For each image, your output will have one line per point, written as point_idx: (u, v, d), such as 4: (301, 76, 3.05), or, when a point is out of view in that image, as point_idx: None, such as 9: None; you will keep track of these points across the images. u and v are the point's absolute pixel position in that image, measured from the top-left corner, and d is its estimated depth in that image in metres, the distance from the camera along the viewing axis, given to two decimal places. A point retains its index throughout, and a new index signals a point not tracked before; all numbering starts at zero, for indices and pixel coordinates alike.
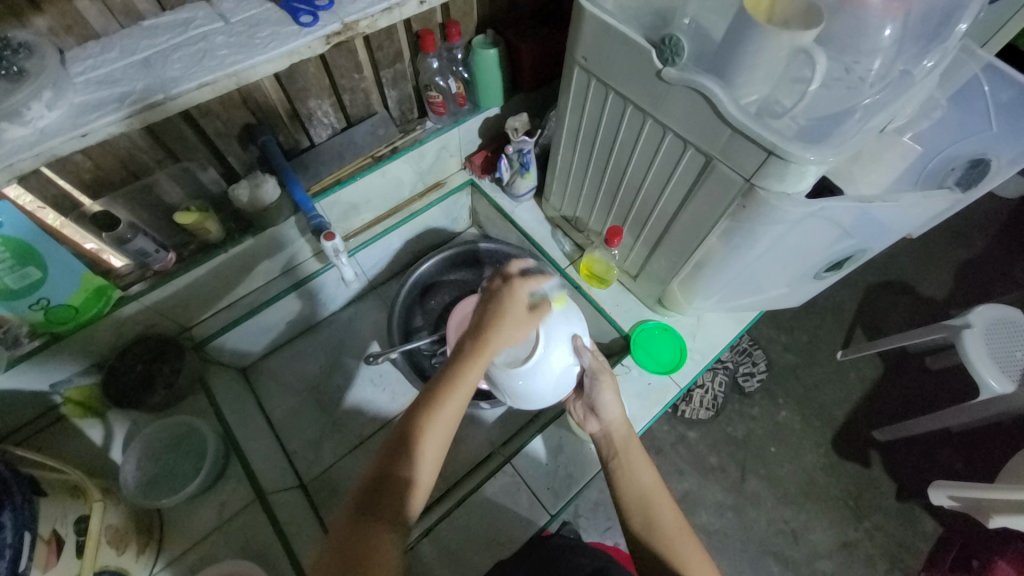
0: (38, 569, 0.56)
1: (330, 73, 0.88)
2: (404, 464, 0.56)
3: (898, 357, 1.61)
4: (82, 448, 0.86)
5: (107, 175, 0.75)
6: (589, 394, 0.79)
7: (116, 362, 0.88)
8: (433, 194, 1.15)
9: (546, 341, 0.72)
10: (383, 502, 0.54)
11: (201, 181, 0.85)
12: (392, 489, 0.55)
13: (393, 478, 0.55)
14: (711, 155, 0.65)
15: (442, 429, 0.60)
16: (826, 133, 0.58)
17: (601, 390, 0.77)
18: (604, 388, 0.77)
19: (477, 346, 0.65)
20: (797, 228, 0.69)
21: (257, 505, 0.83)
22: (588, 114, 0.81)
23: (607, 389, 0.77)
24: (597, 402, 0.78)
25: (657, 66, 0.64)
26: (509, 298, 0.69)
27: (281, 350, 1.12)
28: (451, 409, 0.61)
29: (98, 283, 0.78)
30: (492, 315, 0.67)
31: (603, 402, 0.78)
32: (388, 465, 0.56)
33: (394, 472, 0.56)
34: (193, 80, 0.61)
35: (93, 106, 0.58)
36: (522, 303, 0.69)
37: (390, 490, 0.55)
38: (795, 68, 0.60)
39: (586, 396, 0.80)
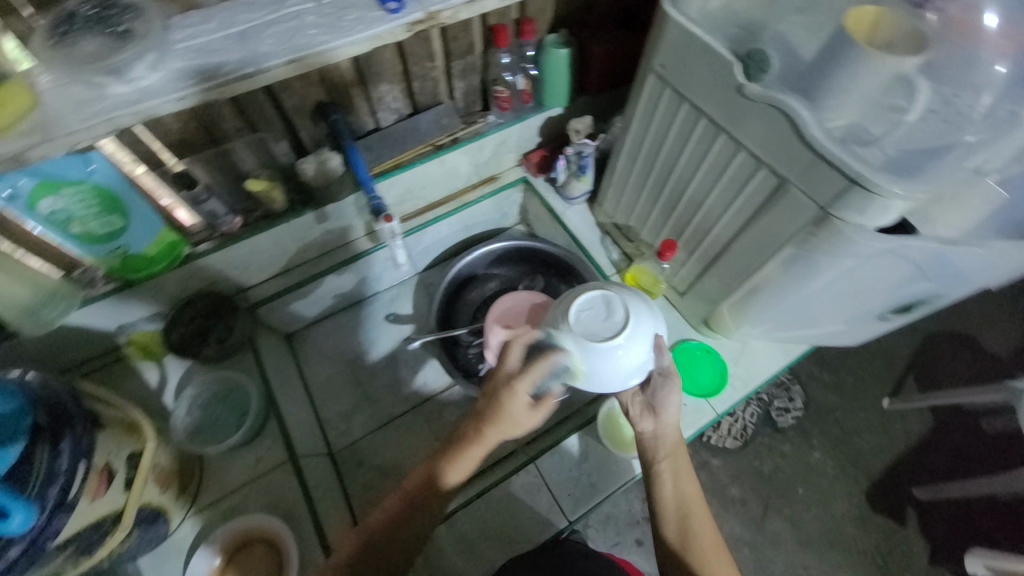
0: (87, 497, 0.62)
1: (404, 59, 0.90)
2: (413, 513, 0.65)
3: (950, 413, 1.50)
4: (137, 388, 0.92)
5: (191, 138, 0.80)
6: (652, 391, 0.73)
7: (178, 313, 0.93)
8: (486, 187, 1.16)
9: (633, 327, 0.67)
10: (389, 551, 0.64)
11: (273, 153, 0.89)
12: (400, 535, 0.64)
13: (400, 527, 0.64)
14: (786, 177, 0.62)
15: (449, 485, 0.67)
16: (918, 166, 0.54)
17: (667, 392, 0.72)
18: (670, 391, 0.71)
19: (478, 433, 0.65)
20: (868, 264, 0.66)
21: (289, 466, 0.86)
22: (657, 123, 0.79)
23: (674, 391, 0.72)
24: (659, 402, 0.73)
25: (740, 79, 0.61)
26: (509, 401, 0.64)
27: (324, 321, 1.16)
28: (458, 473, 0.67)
29: (171, 237, 0.83)
30: (488, 413, 0.65)
31: (666, 403, 0.72)
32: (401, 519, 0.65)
33: (403, 526, 0.65)
34: (282, 56, 0.63)
35: (188, 72, 0.61)
36: (524, 399, 0.65)
37: (398, 536, 0.64)
38: (892, 96, 0.57)
39: (648, 393, 0.74)
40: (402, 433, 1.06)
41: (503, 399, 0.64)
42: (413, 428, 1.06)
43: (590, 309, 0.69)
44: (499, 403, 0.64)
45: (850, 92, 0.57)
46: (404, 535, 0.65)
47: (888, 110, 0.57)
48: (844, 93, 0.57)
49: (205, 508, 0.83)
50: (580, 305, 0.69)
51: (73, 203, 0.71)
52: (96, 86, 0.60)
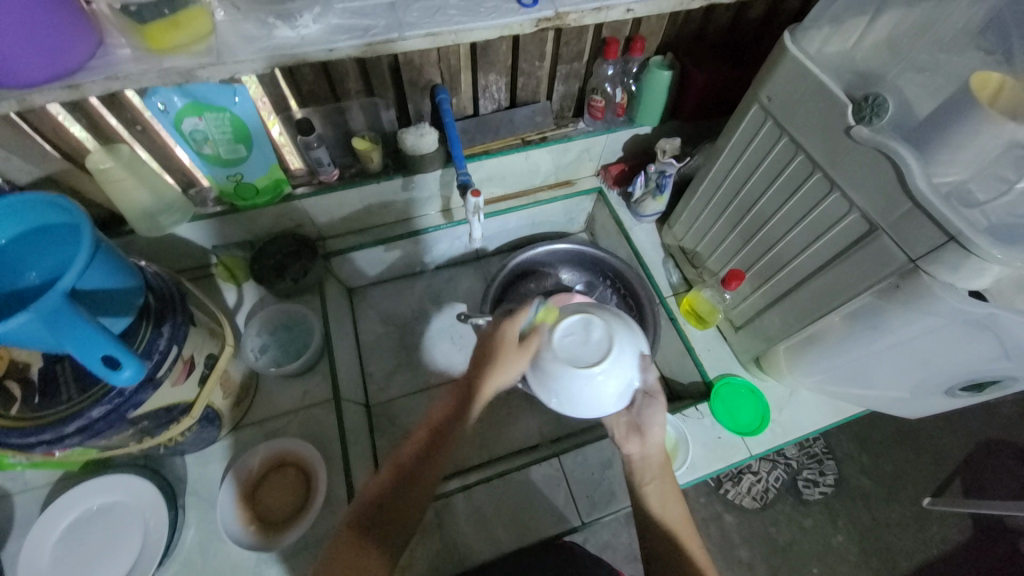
0: (169, 381, 0.68)
1: (516, 56, 0.96)
2: (400, 496, 0.64)
3: (996, 528, 1.39)
4: (217, 304, 1.00)
5: (317, 91, 0.88)
6: (638, 412, 0.73)
7: (266, 245, 1.02)
8: (561, 190, 1.20)
9: (613, 357, 0.67)
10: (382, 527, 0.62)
11: (380, 118, 0.97)
12: (388, 516, 0.63)
13: (387, 508, 0.63)
14: (878, 225, 0.62)
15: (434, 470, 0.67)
16: (1021, 238, 0.53)
17: (654, 412, 0.72)
18: (654, 411, 0.72)
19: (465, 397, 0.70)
20: (950, 331, 0.64)
21: (330, 405, 0.92)
22: (750, 154, 0.81)
23: (658, 411, 0.73)
24: (645, 422, 0.73)
25: (850, 121, 0.62)
26: (497, 341, 0.72)
27: (383, 285, 1.22)
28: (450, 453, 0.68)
29: (278, 175, 0.92)
30: (478, 358, 0.72)
31: (651, 423, 0.73)
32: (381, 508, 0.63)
33: (389, 514, 0.63)
34: (423, 29, 0.70)
35: (344, 28, 0.69)
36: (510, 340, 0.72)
37: (386, 517, 0.63)
38: (1002, 165, 0.55)
39: (633, 414, 0.74)
40: (434, 405, 1.09)
41: (487, 344, 0.72)
42: None
43: (570, 334, 0.69)
44: (486, 348, 0.72)
45: (965, 150, 0.56)
46: (420, 482, 0.65)
47: (996, 180, 0.56)
48: (959, 149, 0.57)
49: (250, 425, 0.89)
50: (560, 330, 0.69)
51: (213, 127, 0.81)
52: (268, 25, 0.69)
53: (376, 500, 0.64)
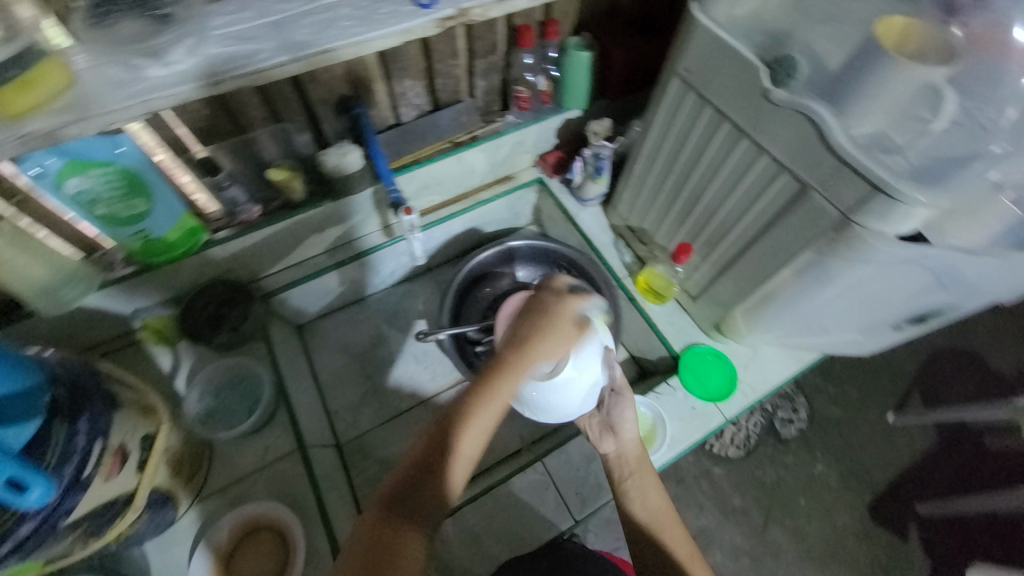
0: (101, 477, 0.63)
1: (428, 56, 0.91)
2: (435, 465, 0.55)
3: (955, 431, 1.50)
4: (152, 371, 0.92)
5: (216, 127, 0.81)
6: (607, 411, 0.75)
7: (194, 299, 0.94)
8: (501, 186, 1.17)
9: (581, 356, 0.65)
10: (420, 504, 0.53)
11: (294, 142, 0.90)
12: (424, 491, 0.54)
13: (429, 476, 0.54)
14: (807, 183, 0.63)
15: (476, 438, 0.56)
16: (940, 176, 0.55)
17: (622, 408, 0.74)
18: (624, 407, 0.74)
19: (510, 370, 0.58)
20: (887, 271, 0.66)
21: (298, 455, 0.87)
22: (678, 127, 0.80)
23: (626, 407, 0.74)
24: (615, 420, 0.75)
25: (767, 85, 0.62)
26: (556, 322, 0.61)
27: (334, 314, 1.16)
28: (469, 447, 0.56)
29: (191, 224, 0.84)
30: (530, 336, 0.60)
31: (622, 420, 0.75)
32: (424, 475, 0.54)
33: (429, 486, 0.54)
34: (316, 46, 0.64)
35: (224, 58, 0.62)
36: (567, 323, 0.62)
37: (421, 491, 0.54)
38: (918, 106, 0.57)
39: (603, 413, 0.76)
40: (408, 429, 1.06)
41: (541, 324, 0.61)
42: (419, 424, 1.07)
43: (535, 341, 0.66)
44: (543, 328, 0.61)
45: (876, 99, 0.57)
46: (443, 475, 0.55)
47: (914, 121, 0.57)
48: (870, 100, 0.57)
49: (212, 494, 0.83)
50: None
51: (99, 185, 0.72)
52: (133, 68, 0.61)
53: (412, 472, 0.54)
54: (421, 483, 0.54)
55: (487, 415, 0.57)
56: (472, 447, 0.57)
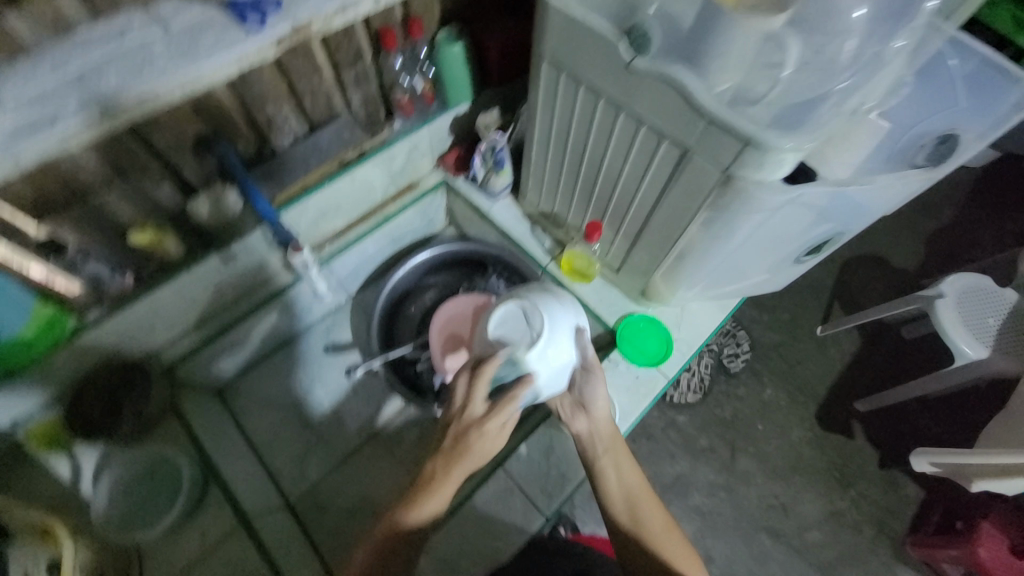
0: None
1: (288, 76, 0.83)
2: (384, 572, 0.63)
3: (876, 329, 1.64)
4: (51, 485, 0.83)
5: (49, 199, 0.69)
6: (579, 389, 0.75)
7: (80, 393, 0.83)
8: (407, 196, 1.11)
9: (554, 323, 0.70)
10: None
11: (155, 198, 0.80)
12: None
13: None
14: (687, 146, 0.64)
15: (422, 535, 0.66)
16: (803, 120, 0.56)
17: (592, 385, 0.74)
18: (594, 384, 0.74)
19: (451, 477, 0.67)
20: (778, 215, 0.69)
21: (243, 533, 0.82)
22: (559, 108, 0.78)
23: (598, 384, 0.74)
24: (587, 397, 0.75)
25: (626, 57, 0.61)
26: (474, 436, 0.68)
27: (258, 368, 1.07)
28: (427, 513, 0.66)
29: (49, 314, 0.73)
30: (465, 449, 0.67)
31: (594, 397, 0.75)
32: None
33: None
34: (133, 91, 0.60)
35: (22, 131, 0.57)
36: (496, 430, 0.68)
37: None
38: (767, 54, 0.58)
39: (575, 392, 0.76)
40: (364, 467, 1.04)
41: (477, 438, 0.67)
42: (373, 460, 1.04)
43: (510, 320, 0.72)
44: (472, 443, 0.67)
45: (727, 55, 0.57)
46: None
47: (767, 67, 0.58)
48: (722, 57, 0.57)
49: None
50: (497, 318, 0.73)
51: None
52: None
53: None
54: None
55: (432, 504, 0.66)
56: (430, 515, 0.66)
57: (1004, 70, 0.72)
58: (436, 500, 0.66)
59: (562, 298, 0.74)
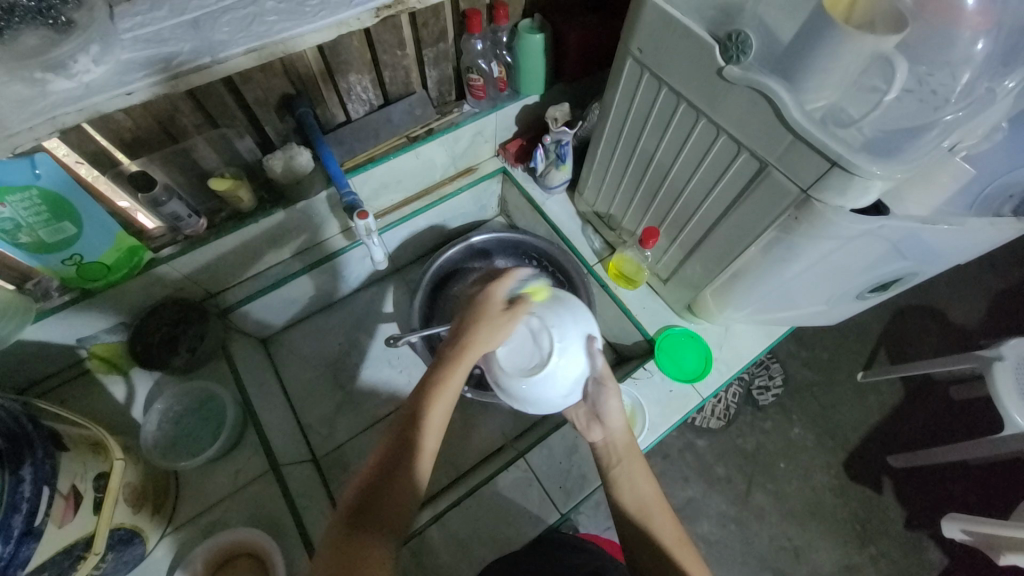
0: (54, 524, 0.58)
1: (373, 48, 0.86)
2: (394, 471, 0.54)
3: (922, 383, 1.56)
4: (105, 403, 0.89)
5: (147, 135, 0.75)
6: (593, 401, 0.74)
7: (144, 321, 0.89)
8: (464, 179, 1.13)
9: (567, 341, 0.69)
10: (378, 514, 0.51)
11: (237, 149, 0.85)
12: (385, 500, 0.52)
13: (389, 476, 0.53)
14: (767, 161, 0.62)
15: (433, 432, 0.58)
16: (896, 149, 0.54)
17: (606, 398, 0.72)
18: (608, 396, 0.72)
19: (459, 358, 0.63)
20: (848, 245, 0.66)
21: (271, 476, 0.85)
22: (636, 108, 0.78)
23: (612, 396, 0.72)
24: (601, 408, 0.73)
25: (720, 63, 0.61)
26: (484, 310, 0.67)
27: (300, 324, 1.13)
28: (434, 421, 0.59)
29: (130, 243, 0.78)
30: (476, 325, 0.66)
31: (608, 409, 0.73)
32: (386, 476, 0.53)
33: (392, 484, 0.53)
34: (241, 45, 0.64)
35: (140, 63, 0.62)
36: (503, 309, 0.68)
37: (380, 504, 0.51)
38: (870, 76, 0.55)
39: (589, 403, 0.75)
40: (386, 435, 1.05)
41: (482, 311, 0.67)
42: None
43: (517, 339, 0.70)
44: (480, 316, 0.67)
45: (829, 73, 0.55)
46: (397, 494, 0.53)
47: (867, 91, 0.55)
48: (824, 74, 0.55)
49: (182, 525, 0.81)
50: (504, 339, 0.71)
51: (21, 211, 0.66)
52: (36, 82, 0.59)
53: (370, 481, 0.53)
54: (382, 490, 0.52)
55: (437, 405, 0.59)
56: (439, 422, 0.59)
57: None
58: (449, 387, 0.61)
59: (576, 306, 0.73)
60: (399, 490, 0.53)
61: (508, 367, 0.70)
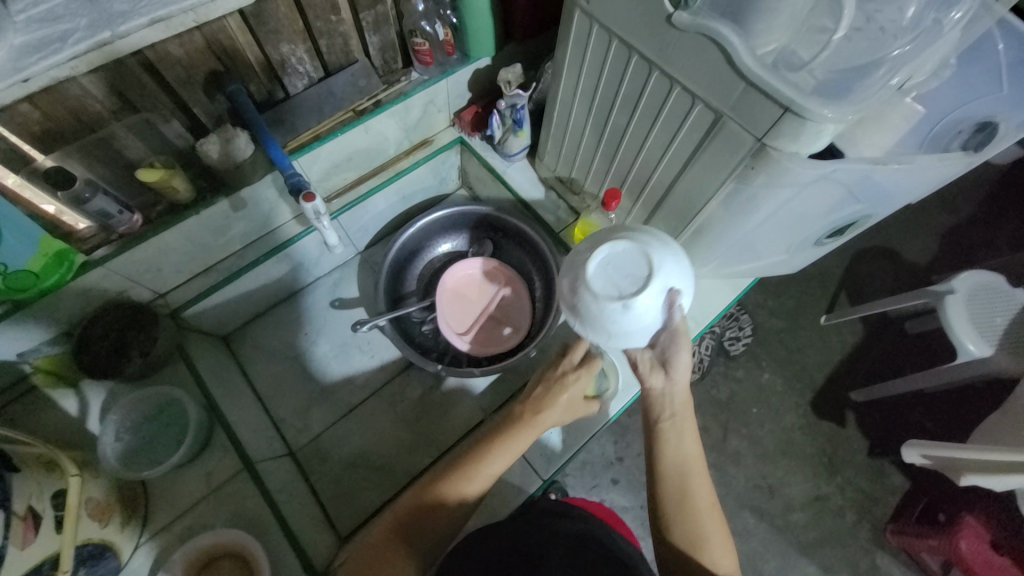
0: (16, 546, 0.55)
1: (304, 14, 0.79)
2: (441, 504, 0.64)
3: (880, 321, 1.63)
4: (56, 420, 0.82)
5: (58, 127, 0.67)
6: (662, 347, 0.68)
7: (87, 330, 0.84)
8: (420, 152, 1.08)
9: (660, 270, 0.65)
10: (415, 535, 0.63)
11: (165, 135, 0.78)
12: (423, 528, 0.64)
13: (436, 508, 0.64)
14: (721, 112, 0.61)
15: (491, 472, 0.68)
16: (846, 90, 0.53)
17: (679, 348, 0.67)
18: (683, 352, 0.67)
19: (528, 421, 0.71)
20: (805, 191, 0.66)
21: (246, 474, 0.82)
22: (588, 65, 0.75)
23: (685, 349, 0.67)
24: (670, 358, 0.68)
25: (669, 9, 0.58)
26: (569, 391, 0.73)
27: (261, 317, 1.09)
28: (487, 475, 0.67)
29: (58, 246, 0.71)
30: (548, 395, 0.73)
31: (677, 360, 0.68)
32: (428, 510, 0.64)
33: (432, 517, 0.64)
34: (143, 15, 0.58)
35: (33, 46, 0.55)
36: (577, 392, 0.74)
37: (419, 531, 0.64)
38: (818, 15, 0.55)
39: (657, 349, 0.69)
40: (364, 421, 1.04)
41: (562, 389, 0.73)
42: (373, 415, 1.05)
43: (618, 260, 0.66)
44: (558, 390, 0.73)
45: (778, 12, 0.54)
46: (431, 523, 0.64)
47: (817, 33, 0.55)
48: (773, 14, 0.54)
49: (160, 531, 0.78)
50: (602, 258, 0.66)
51: None
52: None
53: (418, 509, 0.64)
54: (425, 520, 0.64)
55: (496, 458, 0.68)
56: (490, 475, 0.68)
57: None
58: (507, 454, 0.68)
59: (675, 251, 0.68)
60: (440, 516, 0.64)
61: (597, 287, 0.65)
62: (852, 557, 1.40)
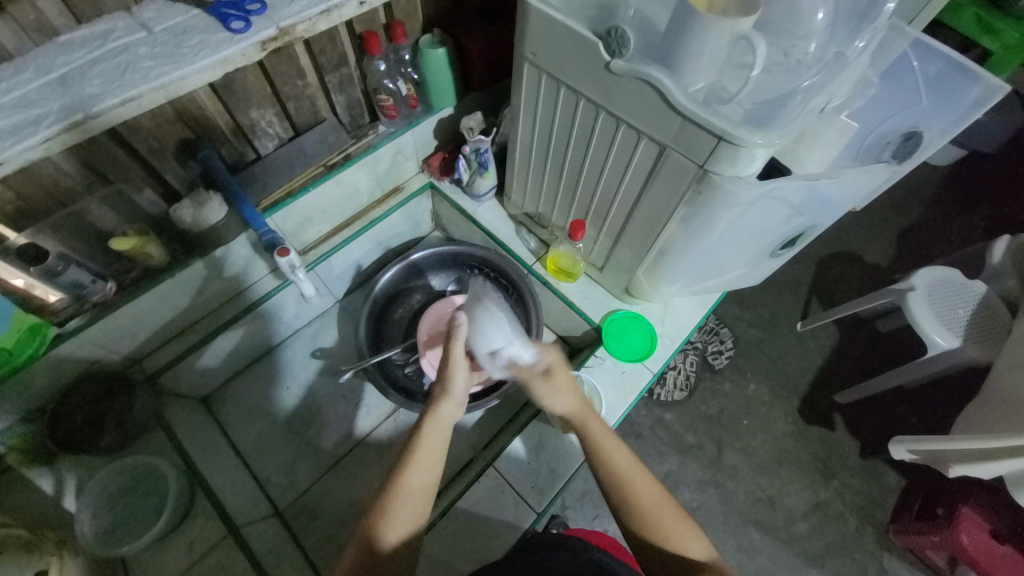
0: None
1: (271, 81, 0.83)
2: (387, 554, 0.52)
3: (852, 323, 1.69)
4: (30, 500, 0.78)
5: (30, 205, 0.69)
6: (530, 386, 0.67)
7: (61, 403, 0.83)
8: (392, 200, 1.12)
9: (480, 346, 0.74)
10: None
11: (137, 204, 0.80)
12: None
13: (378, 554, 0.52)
14: (665, 144, 0.66)
15: (420, 483, 0.56)
16: (773, 116, 0.59)
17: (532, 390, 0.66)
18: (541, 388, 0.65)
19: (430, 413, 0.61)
20: (752, 208, 0.71)
21: (231, 539, 0.79)
22: (541, 110, 0.81)
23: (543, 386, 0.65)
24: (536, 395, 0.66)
25: (605, 58, 0.64)
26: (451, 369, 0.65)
27: (242, 374, 1.08)
28: (415, 489, 0.56)
29: (30, 321, 0.71)
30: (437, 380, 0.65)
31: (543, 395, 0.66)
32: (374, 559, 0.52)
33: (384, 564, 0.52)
34: (114, 96, 0.61)
35: (6, 131, 0.58)
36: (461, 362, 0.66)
37: None
38: (738, 54, 0.59)
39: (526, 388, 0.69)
40: (352, 471, 1.02)
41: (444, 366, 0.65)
42: (362, 464, 1.03)
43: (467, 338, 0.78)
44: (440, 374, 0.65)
45: (701, 57, 0.59)
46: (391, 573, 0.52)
47: (740, 68, 0.60)
48: (697, 58, 0.60)
49: None
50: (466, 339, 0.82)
51: None
52: None
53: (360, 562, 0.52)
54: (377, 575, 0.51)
55: (418, 467, 0.56)
56: (421, 486, 0.56)
57: (966, 68, 0.76)
58: (423, 458, 0.57)
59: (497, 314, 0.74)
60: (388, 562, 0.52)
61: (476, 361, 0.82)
62: (860, 563, 1.39)
